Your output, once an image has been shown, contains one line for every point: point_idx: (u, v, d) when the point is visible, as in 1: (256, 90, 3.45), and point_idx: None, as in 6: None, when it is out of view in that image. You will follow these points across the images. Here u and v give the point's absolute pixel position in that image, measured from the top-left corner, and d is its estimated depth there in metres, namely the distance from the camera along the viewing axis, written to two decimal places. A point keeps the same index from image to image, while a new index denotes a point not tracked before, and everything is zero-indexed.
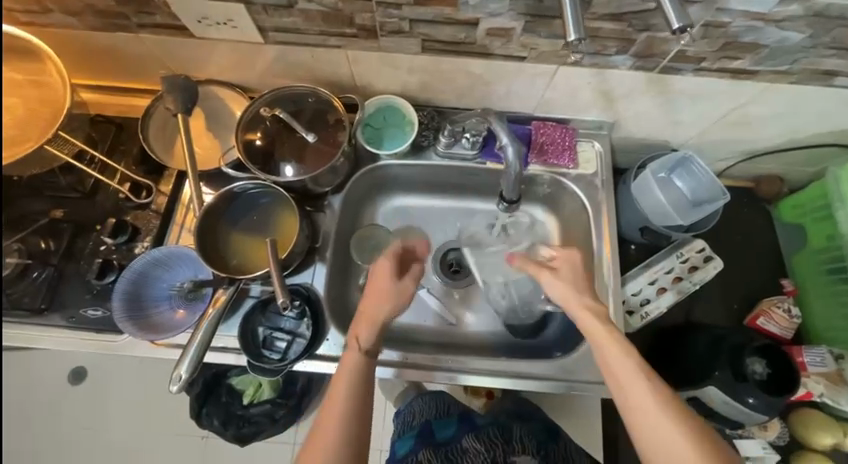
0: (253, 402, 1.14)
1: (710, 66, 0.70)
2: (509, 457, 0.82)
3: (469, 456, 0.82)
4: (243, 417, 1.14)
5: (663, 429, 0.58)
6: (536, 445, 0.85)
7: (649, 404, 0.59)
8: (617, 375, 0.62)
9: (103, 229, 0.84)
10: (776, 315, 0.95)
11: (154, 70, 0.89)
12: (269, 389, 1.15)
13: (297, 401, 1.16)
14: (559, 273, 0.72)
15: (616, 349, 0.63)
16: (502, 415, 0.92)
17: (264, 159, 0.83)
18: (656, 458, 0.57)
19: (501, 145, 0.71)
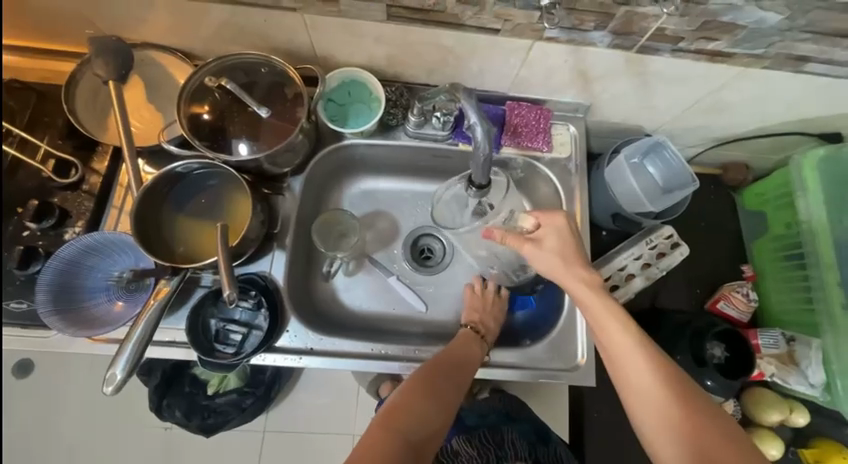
0: (218, 392, 1.09)
1: (687, 47, 0.68)
2: (502, 462, 0.82)
3: (460, 459, 0.83)
4: (207, 407, 1.09)
5: (635, 358, 0.64)
6: (527, 448, 0.86)
7: (623, 339, 0.65)
8: (609, 342, 0.66)
9: (25, 213, 0.74)
10: (735, 298, 0.98)
11: (76, 29, 0.77)
12: (235, 379, 1.10)
13: (266, 390, 1.11)
14: (542, 244, 0.73)
15: (612, 323, 0.66)
16: (491, 415, 0.92)
17: (212, 137, 0.75)
18: (626, 384, 0.64)
19: (469, 124, 0.65)
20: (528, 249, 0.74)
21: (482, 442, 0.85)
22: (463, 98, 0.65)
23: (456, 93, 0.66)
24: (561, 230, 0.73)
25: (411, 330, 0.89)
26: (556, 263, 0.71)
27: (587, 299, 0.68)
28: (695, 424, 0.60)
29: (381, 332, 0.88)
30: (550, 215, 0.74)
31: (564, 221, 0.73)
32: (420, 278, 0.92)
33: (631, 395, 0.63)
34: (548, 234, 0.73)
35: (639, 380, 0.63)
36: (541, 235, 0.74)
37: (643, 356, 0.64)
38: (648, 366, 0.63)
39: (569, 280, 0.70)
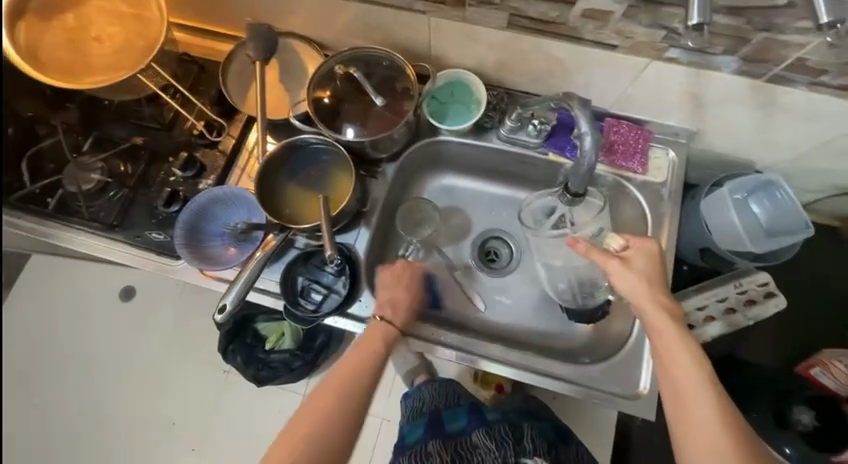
0: (274, 349, 1.20)
1: (829, 82, 0.63)
2: (520, 458, 0.83)
3: (479, 451, 0.86)
4: (262, 361, 1.21)
5: (697, 390, 0.61)
6: (546, 447, 0.86)
7: (687, 368, 0.62)
8: (670, 366, 0.63)
9: (174, 161, 0.90)
10: (837, 369, 0.82)
11: (238, 16, 0.92)
12: (290, 339, 1.21)
13: (313, 356, 1.21)
14: (630, 263, 0.68)
15: (686, 359, 0.62)
16: (512, 413, 0.92)
17: (329, 118, 0.85)
18: (682, 412, 0.61)
19: (579, 132, 0.67)
20: (612, 267, 0.69)
21: (503, 436, 0.86)
22: (578, 106, 0.66)
23: (569, 101, 0.68)
24: (649, 255, 0.69)
25: (468, 325, 0.92)
26: (642, 289, 0.67)
27: (663, 329, 0.64)
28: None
29: (441, 320, 0.92)
30: (641, 240, 0.70)
31: (655, 246, 0.69)
32: (486, 278, 0.94)
33: (687, 436, 0.60)
34: (638, 257, 0.69)
35: (701, 423, 0.59)
36: (629, 256, 0.69)
37: (705, 389, 0.61)
38: (714, 410, 0.60)
39: (651, 308, 0.65)
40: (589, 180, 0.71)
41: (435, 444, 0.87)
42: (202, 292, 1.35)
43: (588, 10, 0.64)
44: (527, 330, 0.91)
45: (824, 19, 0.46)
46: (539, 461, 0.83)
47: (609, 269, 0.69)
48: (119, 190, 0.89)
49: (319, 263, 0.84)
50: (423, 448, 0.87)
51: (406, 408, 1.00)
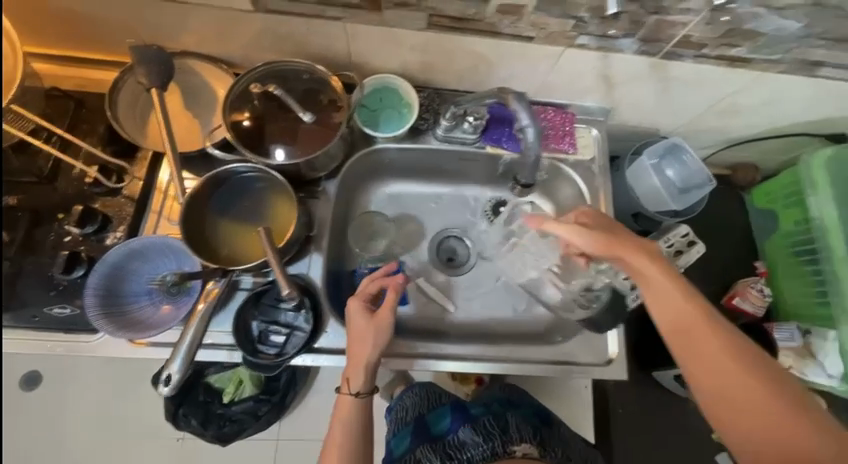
0: (234, 400, 1.08)
1: (710, 53, 0.71)
2: (509, 447, 0.78)
3: (466, 448, 0.80)
4: (223, 416, 1.08)
5: (697, 332, 0.60)
6: (531, 432, 0.83)
7: (684, 310, 0.61)
8: (669, 313, 0.62)
9: (66, 218, 0.75)
10: (752, 295, 1.01)
11: (119, 38, 0.79)
12: (250, 386, 1.09)
13: (281, 397, 1.10)
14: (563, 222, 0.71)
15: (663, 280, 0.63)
16: (494, 403, 0.92)
17: (252, 141, 0.77)
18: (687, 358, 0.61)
19: (521, 127, 0.71)
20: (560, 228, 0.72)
21: (488, 430, 0.83)
22: (513, 98, 0.70)
23: (505, 96, 0.71)
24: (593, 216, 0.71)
25: (441, 329, 0.91)
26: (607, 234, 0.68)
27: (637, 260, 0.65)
28: (772, 407, 0.55)
29: (413, 331, 0.89)
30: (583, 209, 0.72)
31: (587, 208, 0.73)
32: (449, 278, 0.94)
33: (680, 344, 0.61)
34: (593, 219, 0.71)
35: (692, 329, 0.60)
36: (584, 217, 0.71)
37: (710, 329, 0.60)
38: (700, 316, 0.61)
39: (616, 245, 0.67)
40: (538, 169, 0.79)
41: (423, 449, 0.84)
42: (134, 358, 1.17)
43: (502, 5, 0.64)
44: (498, 321, 0.92)
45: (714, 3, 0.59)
46: (527, 445, 0.79)
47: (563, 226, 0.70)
48: None
49: (273, 301, 0.76)
50: (410, 457, 0.84)
51: (392, 423, 0.99)
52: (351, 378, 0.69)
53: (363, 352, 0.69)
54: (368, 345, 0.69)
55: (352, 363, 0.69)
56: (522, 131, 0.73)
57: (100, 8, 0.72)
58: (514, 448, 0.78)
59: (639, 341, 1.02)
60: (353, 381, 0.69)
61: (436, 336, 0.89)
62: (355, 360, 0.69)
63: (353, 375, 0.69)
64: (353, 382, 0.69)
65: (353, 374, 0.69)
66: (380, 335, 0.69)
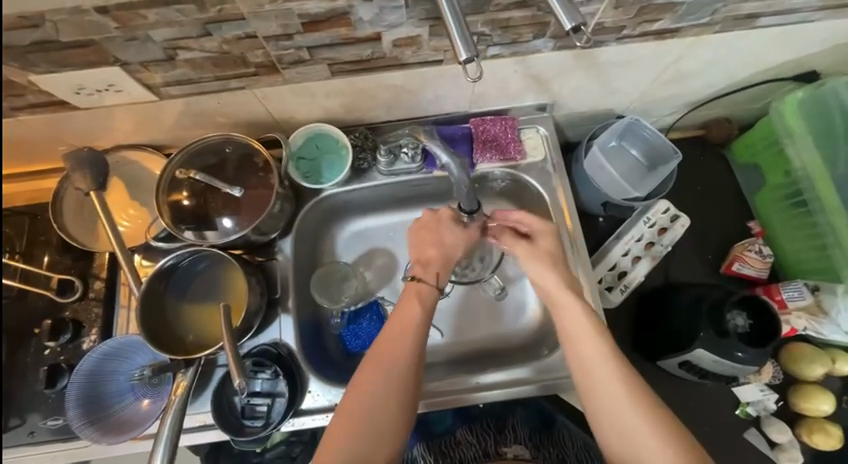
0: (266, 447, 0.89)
1: (632, 33, 0.68)
2: (500, 447, 0.81)
3: (461, 448, 0.82)
4: None
5: (597, 361, 0.66)
6: (529, 433, 0.84)
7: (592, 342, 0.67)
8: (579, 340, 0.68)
9: (41, 333, 0.78)
10: (750, 258, 0.95)
11: (52, 149, 0.80)
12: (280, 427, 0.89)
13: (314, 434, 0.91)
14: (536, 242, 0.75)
15: (592, 343, 0.67)
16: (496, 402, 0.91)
17: (199, 220, 0.78)
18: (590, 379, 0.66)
19: (441, 164, 0.67)
20: (515, 244, 0.76)
21: (485, 429, 0.85)
22: (427, 141, 0.66)
23: (416, 134, 0.68)
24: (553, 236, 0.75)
25: (429, 360, 0.88)
26: (563, 293, 0.71)
27: (571, 317, 0.69)
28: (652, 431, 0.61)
29: None
30: (531, 215, 0.76)
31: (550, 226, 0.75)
32: None
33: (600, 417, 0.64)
34: (543, 276, 0.73)
35: (611, 397, 0.64)
36: (537, 238, 0.75)
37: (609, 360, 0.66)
38: (620, 383, 0.64)
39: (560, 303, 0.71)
40: (477, 194, 0.72)
41: (419, 448, 0.84)
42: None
43: (396, 39, 0.62)
44: (486, 341, 0.89)
45: (569, 24, 0.44)
46: (520, 447, 0.81)
47: (517, 250, 0.76)
48: None
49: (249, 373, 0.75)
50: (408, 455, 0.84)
51: None
52: (438, 273, 0.73)
53: (450, 229, 0.75)
54: (449, 224, 0.75)
55: (430, 257, 0.74)
56: (444, 165, 0.69)
57: (23, 127, 0.73)
58: (505, 450, 0.80)
59: (641, 329, 0.95)
60: (439, 278, 0.73)
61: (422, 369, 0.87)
62: (422, 261, 0.74)
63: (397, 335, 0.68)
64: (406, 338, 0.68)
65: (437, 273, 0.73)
66: (459, 252, 0.75)
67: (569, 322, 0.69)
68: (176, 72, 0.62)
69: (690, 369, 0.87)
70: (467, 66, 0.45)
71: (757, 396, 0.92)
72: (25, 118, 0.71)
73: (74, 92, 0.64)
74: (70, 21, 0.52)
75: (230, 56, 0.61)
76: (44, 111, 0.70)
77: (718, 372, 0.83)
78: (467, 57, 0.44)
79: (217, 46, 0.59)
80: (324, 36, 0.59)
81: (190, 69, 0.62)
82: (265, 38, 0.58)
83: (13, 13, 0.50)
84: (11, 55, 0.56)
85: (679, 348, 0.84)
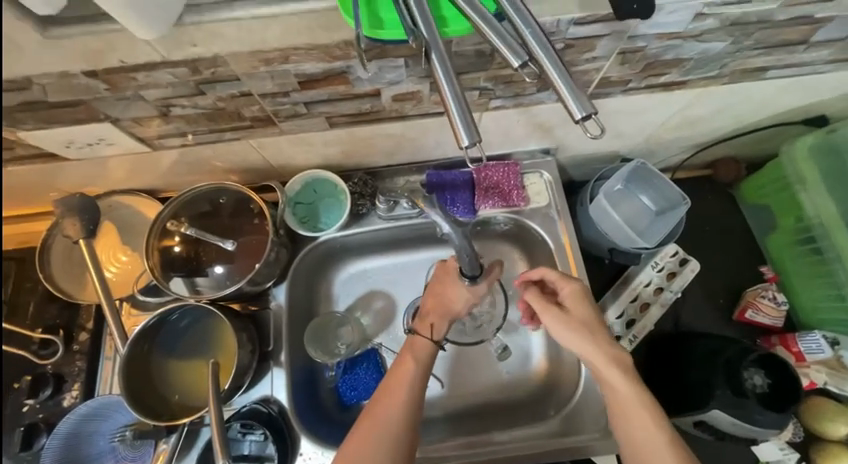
0: None
1: (638, 85, 0.66)
2: None
3: None
4: None
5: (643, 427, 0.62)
6: None
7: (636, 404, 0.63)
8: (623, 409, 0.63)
9: (20, 389, 0.74)
10: (764, 305, 0.91)
11: (43, 195, 0.78)
12: None
13: None
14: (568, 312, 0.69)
15: (640, 412, 0.62)
16: None
17: (190, 269, 0.75)
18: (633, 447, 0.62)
19: (444, 233, 0.63)
20: (545, 312, 0.69)
21: None
22: (427, 207, 0.62)
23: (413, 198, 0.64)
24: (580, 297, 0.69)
25: (428, 415, 0.83)
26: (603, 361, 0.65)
27: (614, 380, 0.64)
28: None
29: None
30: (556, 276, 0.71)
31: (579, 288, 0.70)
32: None
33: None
34: (596, 359, 0.65)
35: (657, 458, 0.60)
36: (569, 306, 0.69)
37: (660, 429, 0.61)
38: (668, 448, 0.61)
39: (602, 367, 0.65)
40: (480, 259, 0.68)
41: None
42: None
43: (396, 95, 0.60)
44: (490, 396, 0.84)
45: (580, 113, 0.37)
46: None
47: (546, 319, 0.69)
48: None
49: (237, 435, 0.71)
50: None
51: None
52: (434, 324, 0.71)
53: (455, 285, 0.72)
54: (456, 274, 0.72)
55: (434, 312, 0.72)
56: (445, 235, 0.65)
57: (11, 177, 0.71)
58: None
59: (652, 379, 0.91)
60: (434, 328, 0.71)
61: (423, 425, 0.82)
62: (437, 310, 0.72)
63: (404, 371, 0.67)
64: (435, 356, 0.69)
65: (431, 321, 0.71)
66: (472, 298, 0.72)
67: (615, 379, 0.64)
68: (169, 126, 0.61)
69: (704, 429, 0.82)
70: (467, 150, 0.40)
71: (777, 456, 0.86)
72: (14, 168, 0.69)
73: (64, 146, 0.62)
74: (60, 84, 0.50)
75: (225, 112, 0.59)
76: (35, 162, 0.68)
77: (734, 433, 0.78)
78: (470, 143, 0.38)
79: (212, 104, 0.57)
80: (321, 93, 0.58)
81: (184, 123, 0.61)
82: (261, 96, 0.57)
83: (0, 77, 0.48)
84: None
85: (691, 407, 0.79)
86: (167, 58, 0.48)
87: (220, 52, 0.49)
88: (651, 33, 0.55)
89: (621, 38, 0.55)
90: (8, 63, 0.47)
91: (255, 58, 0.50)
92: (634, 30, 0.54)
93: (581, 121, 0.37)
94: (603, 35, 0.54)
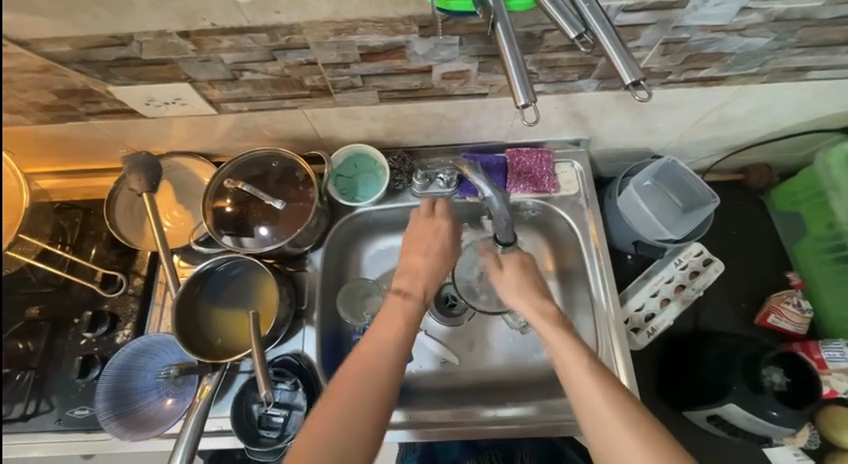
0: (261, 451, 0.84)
1: (677, 78, 0.69)
2: None
3: None
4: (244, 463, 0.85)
5: (570, 361, 0.62)
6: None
7: (562, 344, 0.64)
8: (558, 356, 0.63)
9: (81, 323, 0.82)
10: (786, 311, 0.91)
11: (114, 151, 0.86)
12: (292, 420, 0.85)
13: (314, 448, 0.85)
14: (505, 264, 0.77)
15: (574, 362, 0.62)
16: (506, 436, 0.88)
17: (239, 227, 0.81)
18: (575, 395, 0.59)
19: (484, 196, 0.70)
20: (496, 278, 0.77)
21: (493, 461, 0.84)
22: (469, 172, 0.70)
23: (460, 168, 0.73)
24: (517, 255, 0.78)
25: (446, 387, 0.87)
26: (543, 317, 0.69)
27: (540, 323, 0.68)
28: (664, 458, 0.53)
29: (409, 393, 0.87)
30: (511, 250, 0.78)
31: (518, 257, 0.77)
32: (448, 329, 0.89)
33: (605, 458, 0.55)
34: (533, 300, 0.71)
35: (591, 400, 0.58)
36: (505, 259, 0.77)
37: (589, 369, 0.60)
38: (612, 408, 0.57)
39: (537, 318, 0.69)
40: (514, 227, 0.75)
41: None
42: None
43: (446, 73, 0.65)
44: (507, 373, 0.87)
45: (628, 80, 0.42)
46: None
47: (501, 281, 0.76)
48: (24, 373, 0.78)
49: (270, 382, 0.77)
50: None
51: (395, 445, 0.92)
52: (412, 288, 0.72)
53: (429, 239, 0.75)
54: (429, 248, 0.75)
55: (405, 271, 0.74)
56: (486, 199, 0.72)
57: (91, 131, 0.79)
58: None
59: (668, 374, 0.92)
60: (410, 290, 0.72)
61: (440, 395, 0.86)
62: (410, 268, 0.74)
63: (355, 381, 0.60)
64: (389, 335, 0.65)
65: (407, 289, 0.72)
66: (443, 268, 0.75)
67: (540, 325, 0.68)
68: (238, 90, 0.68)
69: (718, 424, 0.83)
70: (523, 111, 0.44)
71: (791, 462, 0.84)
72: (96, 122, 0.76)
73: (144, 102, 0.70)
74: (155, 41, 0.57)
75: (289, 79, 0.65)
76: (114, 117, 0.75)
77: (749, 429, 0.79)
78: (526, 102, 0.42)
79: (280, 70, 0.63)
80: (378, 66, 0.63)
81: (251, 88, 0.67)
82: (324, 65, 0.62)
83: (107, 33, 0.56)
84: (97, 68, 0.62)
85: (709, 401, 0.80)
86: (251, 22, 0.55)
87: (298, 20, 0.55)
88: (695, 25, 0.58)
89: (665, 28, 0.58)
90: (117, 22, 0.55)
91: (327, 27, 0.56)
92: (680, 22, 0.57)
93: (628, 87, 0.42)
94: (648, 25, 0.57)
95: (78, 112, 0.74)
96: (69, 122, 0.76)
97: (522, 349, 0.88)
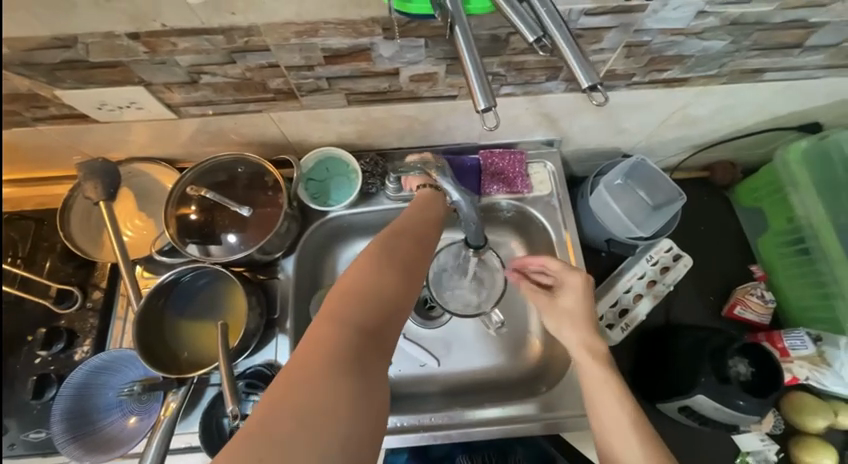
0: None
1: (642, 80, 0.70)
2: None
3: None
4: None
5: (602, 389, 0.64)
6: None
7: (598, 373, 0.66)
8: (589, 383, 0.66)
9: (35, 341, 0.77)
10: (752, 302, 0.95)
11: (68, 158, 0.81)
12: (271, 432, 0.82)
13: None
14: (554, 288, 0.75)
15: (607, 394, 0.64)
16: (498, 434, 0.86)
17: (205, 235, 0.78)
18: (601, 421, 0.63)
19: (453, 201, 0.68)
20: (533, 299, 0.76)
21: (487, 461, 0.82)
22: (438, 177, 0.67)
23: (427, 173, 0.71)
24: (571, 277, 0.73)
25: (427, 390, 0.87)
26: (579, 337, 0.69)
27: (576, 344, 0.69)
28: None
29: (388, 398, 0.86)
30: (566, 268, 0.73)
31: (582, 280, 0.71)
32: (426, 332, 0.89)
33: None
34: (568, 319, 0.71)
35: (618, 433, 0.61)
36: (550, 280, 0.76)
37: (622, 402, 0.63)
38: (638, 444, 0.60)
39: (571, 340, 0.70)
40: (484, 231, 0.75)
41: None
42: None
43: (414, 75, 0.64)
44: (486, 373, 0.87)
45: (585, 84, 0.42)
46: None
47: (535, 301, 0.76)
48: None
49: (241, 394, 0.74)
50: None
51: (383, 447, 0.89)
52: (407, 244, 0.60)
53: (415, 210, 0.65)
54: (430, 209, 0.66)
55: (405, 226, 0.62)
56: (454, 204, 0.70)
57: (40, 137, 0.74)
58: None
59: (641, 367, 0.94)
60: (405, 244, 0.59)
61: (419, 399, 0.86)
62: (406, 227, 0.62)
63: (319, 335, 0.48)
64: (365, 281, 0.53)
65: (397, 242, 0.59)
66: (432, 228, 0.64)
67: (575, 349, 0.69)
68: (197, 93, 0.65)
69: (688, 414, 0.85)
70: (484, 115, 0.44)
71: (757, 446, 0.90)
72: (45, 128, 0.72)
73: (96, 107, 0.66)
74: (102, 43, 0.54)
75: (252, 82, 0.63)
76: (65, 123, 0.71)
77: (717, 419, 0.82)
78: (486, 107, 0.42)
79: (240, 73, 0.61)
80: (344, 69, 0.61)
81: (212, 92, 0.65)
82: (287, 68, 0.60)
83: (49, 35, 0.53)
84: (40, 71, 0.58)
85: (679, 392, 0.82)
86: (205, 24, 0.52)
87: (255, 21, 0.52)
88: (656, 28, 0.59)
89: (627, 31, 0.59)
90: (58, 22, 0.51)
91: (286, 29, 0.54)
92: (641, 25, 0.58)
93: (586, 92, 0.42)
94: (611, 28, 0.58)
95: (24, 118, 0.69)
96: (16, 128, 0.71)
97: (500, 349, 0.88)
